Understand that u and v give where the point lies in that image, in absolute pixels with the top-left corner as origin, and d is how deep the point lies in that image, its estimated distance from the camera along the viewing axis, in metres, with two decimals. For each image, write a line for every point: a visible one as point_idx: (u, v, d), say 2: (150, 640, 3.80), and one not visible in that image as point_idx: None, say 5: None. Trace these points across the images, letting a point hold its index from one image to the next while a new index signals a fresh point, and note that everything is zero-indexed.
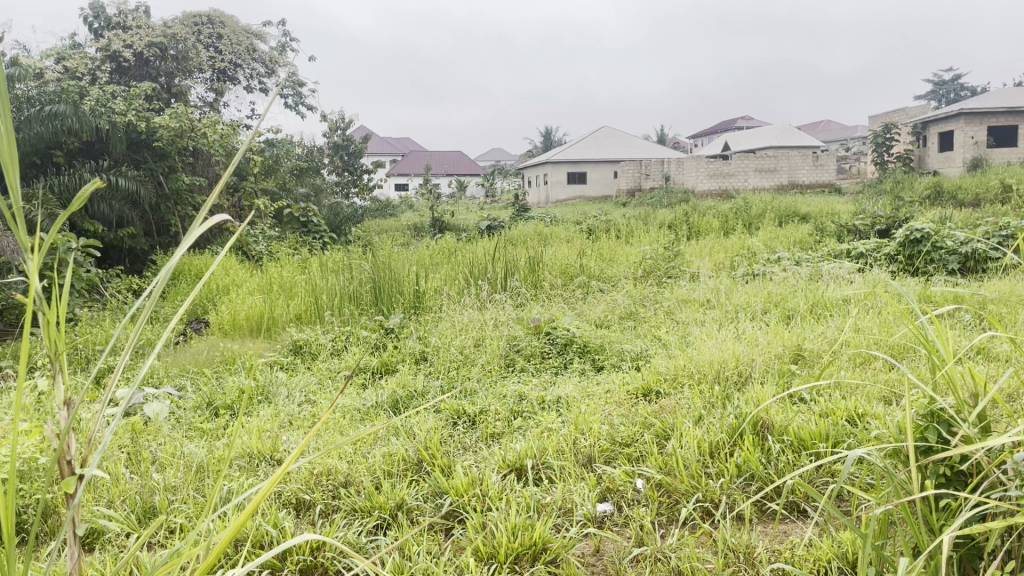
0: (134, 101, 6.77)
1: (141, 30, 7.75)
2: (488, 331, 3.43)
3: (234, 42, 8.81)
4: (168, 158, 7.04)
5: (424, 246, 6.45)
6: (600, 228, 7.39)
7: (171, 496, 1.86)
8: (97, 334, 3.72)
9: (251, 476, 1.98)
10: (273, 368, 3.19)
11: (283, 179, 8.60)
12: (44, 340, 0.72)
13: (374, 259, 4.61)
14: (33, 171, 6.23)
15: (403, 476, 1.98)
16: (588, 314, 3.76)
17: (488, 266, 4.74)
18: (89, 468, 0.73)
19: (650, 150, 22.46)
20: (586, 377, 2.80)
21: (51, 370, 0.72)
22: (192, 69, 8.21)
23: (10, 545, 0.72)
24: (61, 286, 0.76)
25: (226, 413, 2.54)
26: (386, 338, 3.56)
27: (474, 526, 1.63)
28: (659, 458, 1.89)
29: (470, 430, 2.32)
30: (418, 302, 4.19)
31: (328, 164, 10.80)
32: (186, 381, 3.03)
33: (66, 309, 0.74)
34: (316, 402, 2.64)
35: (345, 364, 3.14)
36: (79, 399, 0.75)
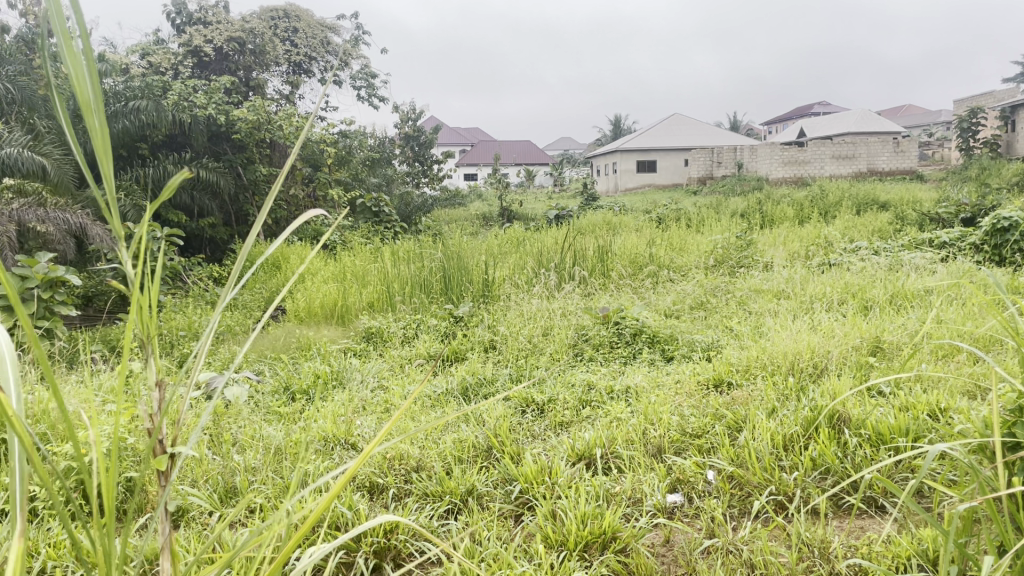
0: (214, 95, 6.98)
1: (221, 25, 8.00)
2: (555, 320, 3.44)
3: (310, 36, 8.92)
4: (247, 150, 7.23)
5: (492, 235, 6.46)
6: (670, 216, 7.30)
7: (251, 476, 1.93)
8: (180, 320, 3.88)
9: (326, 459, 2.05)
10: (347, 354, 3.26)
11: (356, 170, 8.76)
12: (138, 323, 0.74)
13: (444, 248, 4.67)
14: (120, 163, 6.54)
15: (472, 462, 2.02)
16: (657, 304, 3.73)
17: (556, 255, 4.74)
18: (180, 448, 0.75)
19: (724, 137, 22.00)
20: (656, 367, 2.78)
21: (143, 352, 0.75)
22: (268, 62, 8.37)
23: (105, 519, 0.73)
24: (151, 270, 0.79)
25: (301, 398, 2.65)
26: (455, 326, 3.61)
27: (544, 515, 1.63)
28: (731, 450, 1.87)
29: (539, 418, 2.34)
30: (487, 291, 4.23)
31: (399, 155, 10.88)
32: (265, 366, 3.14)
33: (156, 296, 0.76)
34: (388, 388, 2.70)
35: (416, 352, 3.19)
36: (170, 381, 0.78)
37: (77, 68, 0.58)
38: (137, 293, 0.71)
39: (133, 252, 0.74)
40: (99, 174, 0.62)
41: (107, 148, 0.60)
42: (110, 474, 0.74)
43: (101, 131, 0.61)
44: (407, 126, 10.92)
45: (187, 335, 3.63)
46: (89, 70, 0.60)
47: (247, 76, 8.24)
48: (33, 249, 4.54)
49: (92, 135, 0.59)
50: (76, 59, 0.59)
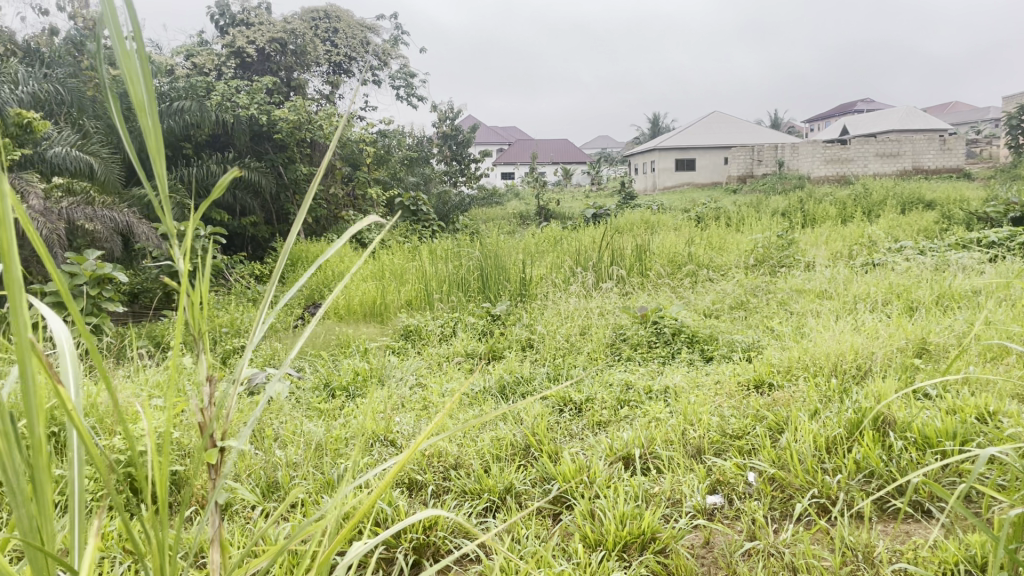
0: (257, 95, 7.08)
1: (264, 27, 8.12)
2: (593, 319, 3.43)
3: (350, 36, 8.99)
4: (288, 150, 7.33)
5: (530, 234, 6.46)
6: (709, 215, 7.24)
7: (292, 471, 1.96)
8: (223, 317, 3.96)
9: (365, 456, 2.07)
10: (386, 352, 3.29)
11: (394, 169, 8.82)
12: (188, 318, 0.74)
13: (482, 246, 4.68)
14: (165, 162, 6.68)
15: (510, 460, 2.02)
16: (695, 304, 3.70)
17: (594, 254, 4.73)
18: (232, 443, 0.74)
19: (764, 135, 21.73)
20: (695, 367, 2.76)
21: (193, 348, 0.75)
22: (309, 62, 8.46)
23: (158, 516, 0.72)
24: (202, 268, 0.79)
25: (341, 395, 2.68)
26: (493, 325, 3.62)
27: (583, 514, 1.63)
28: (773, 451, 1.85)
29: (577, 417, 2.33)
30: (525, 290, 4.22)
31: (437, 154, 10.93)
32: (305, 363, 3.18)
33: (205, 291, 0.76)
34: (426, 385, 2.72)
35: (454, 350, 3.20)
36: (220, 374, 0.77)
37: (129, 71, 0.59)
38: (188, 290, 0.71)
39: (185, 251, 0.74)
40: (150, 171, 0.63)
41: (159, 146, 0.60)
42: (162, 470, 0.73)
43: (153, 130, 0.61)
44: (445, 125, 10.97)
45: (231, 332, 3.70)
46: (142, 70, 0.61)
47: (288, 76, 8.35)
48: (83, 247, 4.64)
49: (144, 132, 0.60)
50: (129, 60, 0.59)
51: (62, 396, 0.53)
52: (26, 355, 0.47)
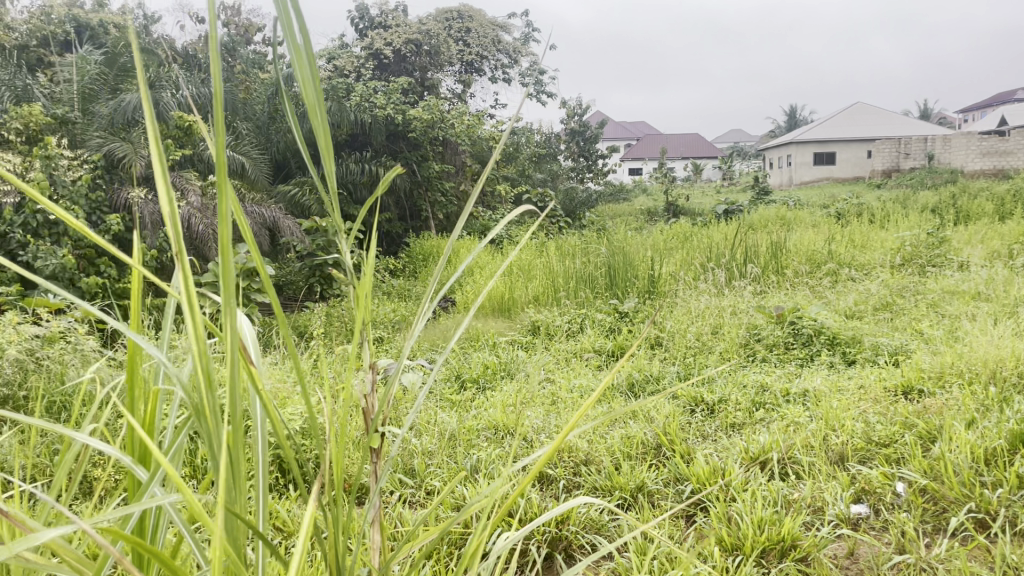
0: (393, 95, 7.34)
1: (401, 29, 8.39)
2: (725, 318, 3.34)
3: (481, 35, 9.04)
4: (421, 148, 7.55)
5: (659, 230, 6.37)
6: (851, 211, 6.90)
7: (428, 459, 2.03)
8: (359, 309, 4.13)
9: (497, 447, 2.11)
10: (513, 346, 3.34)
11: (523, 166, 8.91)
12: (358, 307, 0.75)
13: (610, 243, 4.67)
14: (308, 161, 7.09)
15: (641, 459, 2.01)
16: (836, 304, 3.54)
17: (726, 251, 4.62)
18: (392, 432, 0.73)
19: (911, 127, 20.48)
20: (836, 370, 2.64)
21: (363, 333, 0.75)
22: (443, 62, 8.67)
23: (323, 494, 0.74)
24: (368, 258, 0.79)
25: (472, 387, 2.75)
26: (620, 322, 3.60)
27: (718, 516, 1.60)
28: (924, 462, 1.75)
29: (709, 418, 2.29)
30: (653, 288, 4.12)
31: (564, 150, 10.95)
32: (437, 354, 3.27)
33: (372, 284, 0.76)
34: (555, 380, 2.74)
35: (581, 346, 3.21)
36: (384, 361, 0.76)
37: (302, 74, 0.61)
38: (356, 279, 0.72)
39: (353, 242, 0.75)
40: (318, 165, 0.64)
41: (328, 144, 0.62)
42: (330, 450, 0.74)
43: (324, 128, 0.63)
44: (573, 121, 10.95)
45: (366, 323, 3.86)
46: (316, 71, 0.62)
47: (422, 76, 8.58)
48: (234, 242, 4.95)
49: (316, 133, 0.62)
50: (304, 65, 0.61)
51: (260, 379, 0.56)
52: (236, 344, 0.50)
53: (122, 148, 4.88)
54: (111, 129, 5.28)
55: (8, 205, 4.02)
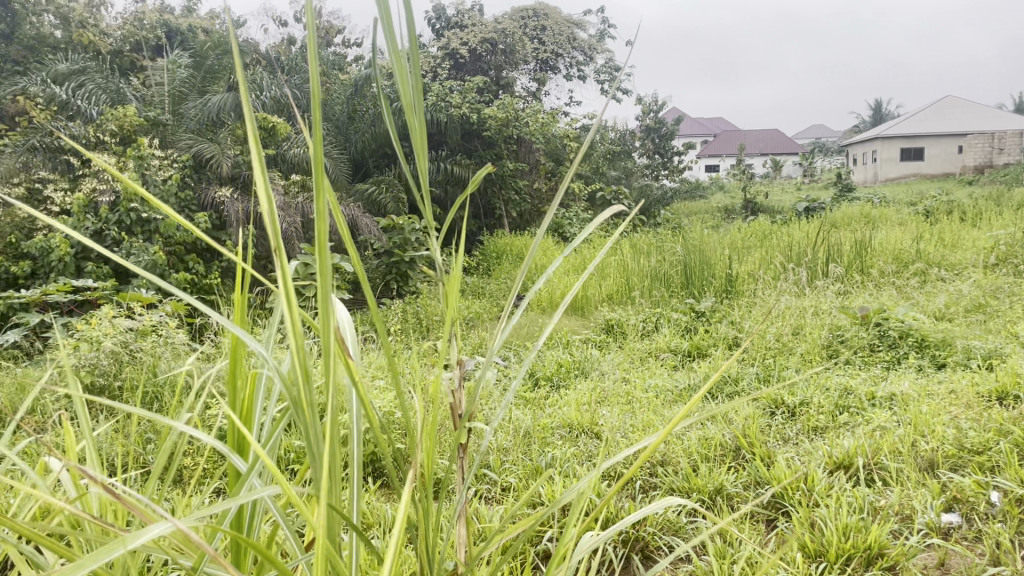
0: (468, 95, 7.42)
1: (476, 28, 8.47)
2: (807, 318, 3.26)
3: (558, 33, 9.04)
4: (495, 146, 7.60)
5: (736, 228, 6.26)
6: (940, 209, 6.63)
7: (503, 455, 2.04)
8: (434, 306, 4.19)
9: (572, 445, 2.11)
10: (588, 345, 3.33)
11: (597, 163, 8.87)
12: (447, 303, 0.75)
13: (686, 241, 4.60)
14: (385, 160, 7.23)
15: (720, 460, 1.98)
16: (925, 305, 3.41)
17: (808, 250, 4.49)
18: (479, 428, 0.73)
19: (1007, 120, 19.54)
20: (924, 374, 2.55)
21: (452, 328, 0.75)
22: (518, 61, 8.70)
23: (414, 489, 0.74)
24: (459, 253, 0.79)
25: (546, 385, 2.76)
26: (697, 321, 3.54)
27: (801, 522, 1.56)
28: (1021, 471, 1.67)
29: (789, 421, 2.24)
30: (731, 288, 4.05)
31: (639, 147, 10.84)
32: (511, 352, 3.28)
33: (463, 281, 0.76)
34: (631, 379, 2.72)
35: (656, 345, 3.18)
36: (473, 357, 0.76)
37: (399, 72, 0.62)
38: (447, 276, 0.73)
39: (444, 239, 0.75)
40: (413, 162, 0.65)
41: (422, 141, 0.63)
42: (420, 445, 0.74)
43: (419, 127, 0.64)
44: (649, 118, 10.83)
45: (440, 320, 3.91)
46: (412, 67, 0.63)
47: (497, 75, 8.63)
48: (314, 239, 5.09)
49: (411, 131, 0.63)
50: (403, 66, 0.63)
51: (356, 373, 0.58)
52: (331, 339, 0.51)
53: (210, 148, 5.06)
54: (199, 130, 5.48)
55: (103, 202, 4.17)
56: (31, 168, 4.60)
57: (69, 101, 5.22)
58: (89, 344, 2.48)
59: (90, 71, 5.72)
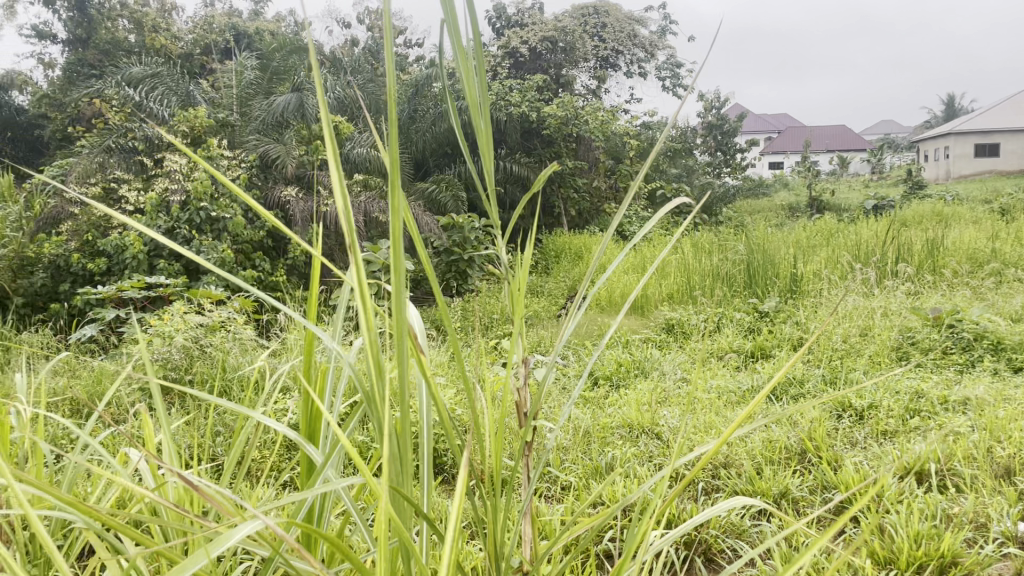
0: (528, 93, 7.46)
1: (536, 27, 8.48)
2: (876, 319, 3.18)
3: (618, 29, 8.94)
4: (555, 145, 7.61)
5: (800, 227, 6.13)
6: (1018, 207, 6.39)
7: (564, 454, 2.04)
8: (493, 305, 4.21)
9: (632, 445, 2.10)
10: (648, 345, 3.30)
11: (657, 161, 8.79)
12: (511, 300, 0.75)
13: (749, 240, 4.53)
14: (446, 159, 7.34)
15: (785, 463, 1.94)
16: (1000, 307, 3.29)
17: (876, 249, 4.37)
18: (547, 423, 0.72)
19: None
20: (1000, 378, 2.46)
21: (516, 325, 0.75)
22: (578, 59, 8.68)
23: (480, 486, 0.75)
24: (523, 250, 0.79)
25: (605, 385, 2.76)
26: (760, 322, 3.49)
27: (870, 528, 1.53)
28: None
29: (857, 424, 2.18)
30: (796, 287, 3.96)
31: (700, 145, 10.70)
32: (570, 350, 3.28)
33: (527, 279, 0.76)
34: (691, 380, 2.69)
35: (719, 345, 3.13)
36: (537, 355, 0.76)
37: (467, 77, 0.62)
38: (510, 273, 0.73)
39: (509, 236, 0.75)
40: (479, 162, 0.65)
41: (487, 140, 0.64)
42: (486, 442, 0.75)
43: (485, 126, 0.64)
44: (711, 115, 10.68)
45: (499, 318, 3.94)
46: (478, 68, 0.64)
47: (557, 73, 8.62)
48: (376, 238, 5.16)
49: (477, 133, 0.63)
50: (469, 66, 0.63)
51: (427, 369, 0.59)
52: (401, 336, 0.52)
53: (275, 148, 5.18)
54: (266, 130, 5.61)
55: (175, 201, 4.29)
56: (108, 168, 4.75)
57: (142, 103, 5.39)
58: (162, 338, 2.56)
59: (162, 75, 5.91)
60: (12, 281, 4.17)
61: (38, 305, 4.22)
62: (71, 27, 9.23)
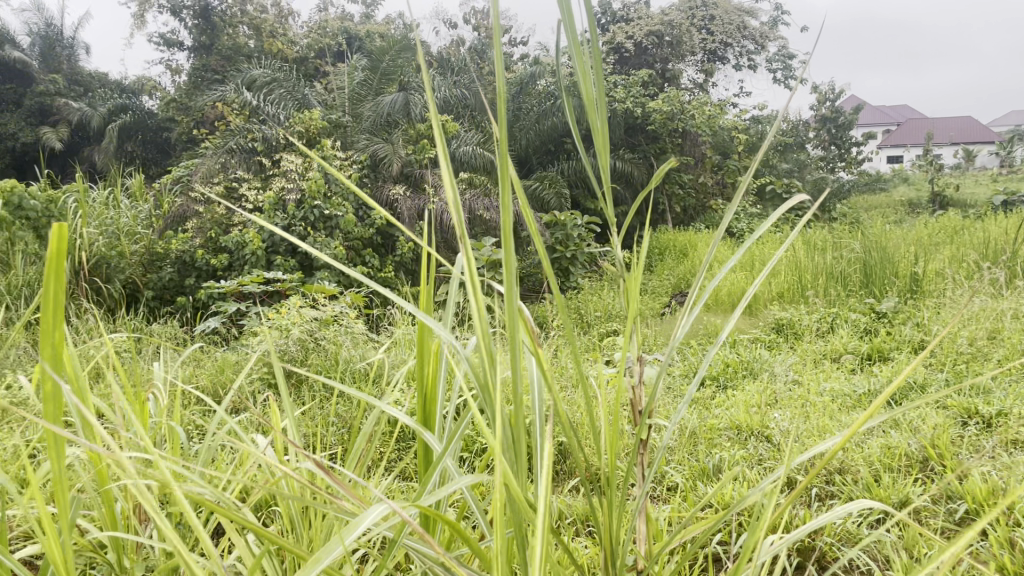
0: (633, 89, 7.40)
1: (642, 21, 8.40)
2: (1005, 322, 2.99)
3: (726, 22, 8.69)
4: (660, 141, 7.52)
5: (922, 223, 5.83)
6: None
7: (669, 454, 2.02)
8: (596, 302, 4.20)
9: (740, 447, 2.05)
10: (757, 345, 3.22)
11: (767, 156, 8.54)
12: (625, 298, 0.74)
13: (865, 238, 4.34)
14: (549, 157, 7.41)
15: (904, 471, 1.86)
16: None
17: (1006, 246, 4.11)
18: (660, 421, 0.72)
19: None
20: None
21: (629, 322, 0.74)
22: (685, 53, 8.54)
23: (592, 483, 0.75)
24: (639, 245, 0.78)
25: (712, 385, 2.70)
26: (877, 323, 3.34)
27: (999, 542, 1.44)
28: None
29: (985, 432, 2.06)
30: (916, 287, 3.77)
31: (813, 138, 10.32)
32: (675, 350, 3.24)
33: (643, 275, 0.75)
34: (803, 381, 2.60)
35: (832, 347, 3.02)
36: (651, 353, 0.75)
37: (583, 72, 0.62)
38: (627, 270, 0.72)
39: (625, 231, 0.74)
40: (595, 158, 0.65)
41: (603, 137, 0.63)
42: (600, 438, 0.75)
43: (601, 123, 0.64)
44: (825, 107, 10.29)
45: (602, 316, 3.93)
46: (594, 64, 0.63)
47: (663, 68, 8.51)
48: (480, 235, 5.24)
49: (592, 130, 0.63)
50: (585, 63, 0.63)
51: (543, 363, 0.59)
52: (514, 329, 0.52)
53: (384, 148, 5.34)
54: (375, 130, 5.77)
55: (291, 199, 4.47)
56: (230, 168, 5.01)
57: (261, 106, 5.65)
58: (280, 331, 2.69)
59: (281, 79, 6.18)
60: (143, 276, 4.45)
61: (166, 298, 4.46)
62: (196, 34, 9.72)
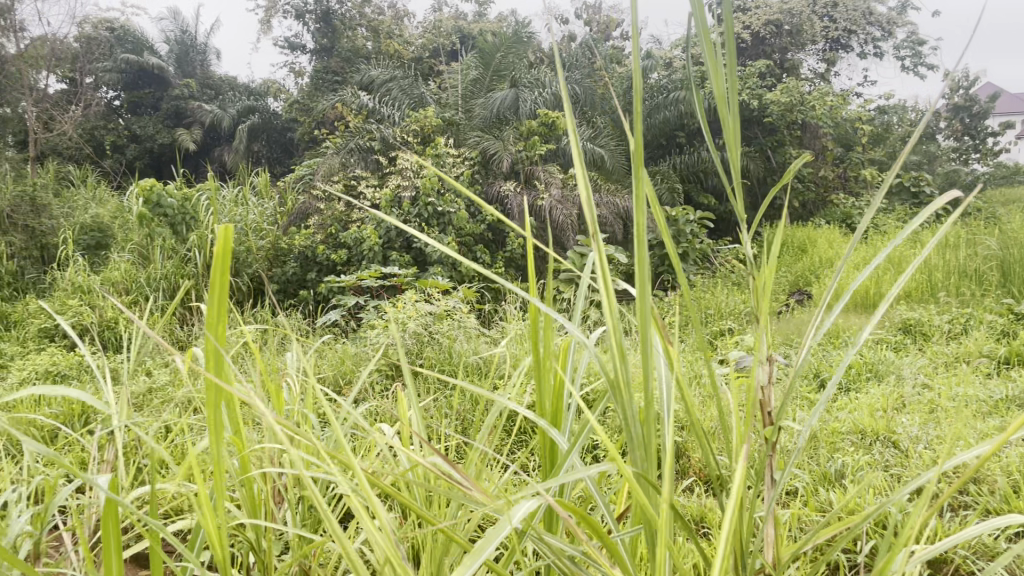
0: (749, 80, 7.21)
1: (760, 10, 8.15)
2: None
3: (851, 8, 8.30)
4: (778, 133, 7.29)
5: None
6: None
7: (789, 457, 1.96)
8: (709, 300, 4.13)
9: (865, 452, 1.97)
10: (881, 346, 3.08)
11: (893, 148, 8.14)
12: (753, 297, 0.72)
13: (1002, 235, 4.07)
14: (660, 151, 7.32)
15: None
16: None
17: None
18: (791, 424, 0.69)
19: None
20: None
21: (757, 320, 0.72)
22: (805, 42, 8.24)
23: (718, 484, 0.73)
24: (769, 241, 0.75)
25: (833, 387, 2.61)
26: (1016, 325, 3.14)
27: None
28: None
29: None
30: None
31: (944, 129, 9.76)
32: (793, 349, 3.14)
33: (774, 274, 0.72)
34: (933, 385, 2.47)
35: (966, 349, 2.86)
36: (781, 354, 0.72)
37: (715, 66, 0.60)
38: (757, 270, 0.70)
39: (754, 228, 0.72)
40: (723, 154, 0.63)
41: (735, 132, 0.61)
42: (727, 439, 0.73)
43: (733, 118, 0.62)
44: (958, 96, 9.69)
45: (716, 315, 3.86)
46: (723, 60, 0.61)
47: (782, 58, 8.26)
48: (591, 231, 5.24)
49: (723, 126, 0.61)
50: (716, 56, 0.62)
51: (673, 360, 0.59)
52: (644, 325, 0.52)
53: (495, 145, 5.40)
54: (488, 127, 5.85)
55: (406, 196, 4.60)
56: (349, 167, 5.20)
57: (377, 107, 5.83)
58: (398, 325, 2.79)
59: (398, 79, 6.36)
60: (269, 270, 4.69)
61: (289, 292, 4.68)
62: (317, 37, 10.11)
